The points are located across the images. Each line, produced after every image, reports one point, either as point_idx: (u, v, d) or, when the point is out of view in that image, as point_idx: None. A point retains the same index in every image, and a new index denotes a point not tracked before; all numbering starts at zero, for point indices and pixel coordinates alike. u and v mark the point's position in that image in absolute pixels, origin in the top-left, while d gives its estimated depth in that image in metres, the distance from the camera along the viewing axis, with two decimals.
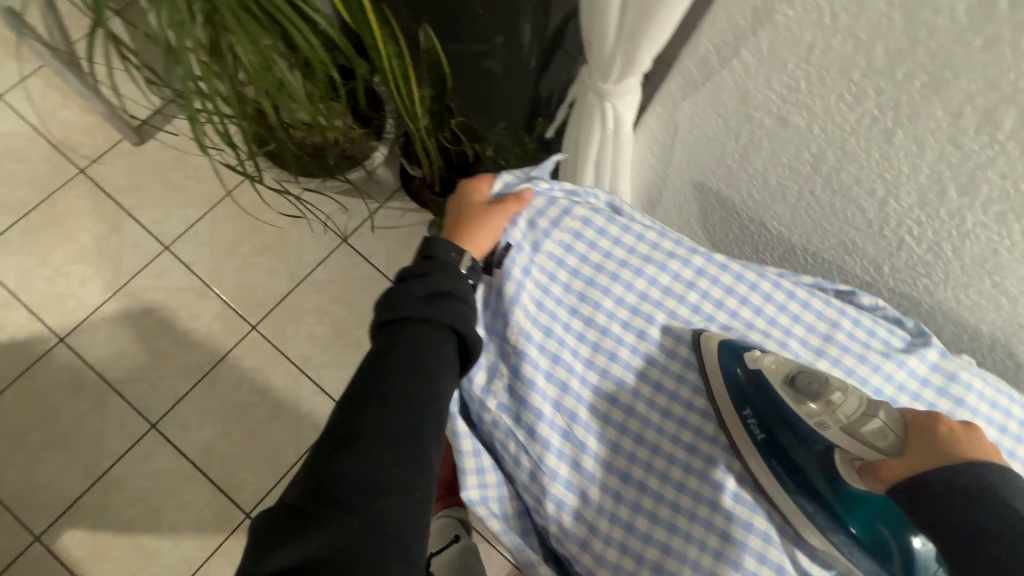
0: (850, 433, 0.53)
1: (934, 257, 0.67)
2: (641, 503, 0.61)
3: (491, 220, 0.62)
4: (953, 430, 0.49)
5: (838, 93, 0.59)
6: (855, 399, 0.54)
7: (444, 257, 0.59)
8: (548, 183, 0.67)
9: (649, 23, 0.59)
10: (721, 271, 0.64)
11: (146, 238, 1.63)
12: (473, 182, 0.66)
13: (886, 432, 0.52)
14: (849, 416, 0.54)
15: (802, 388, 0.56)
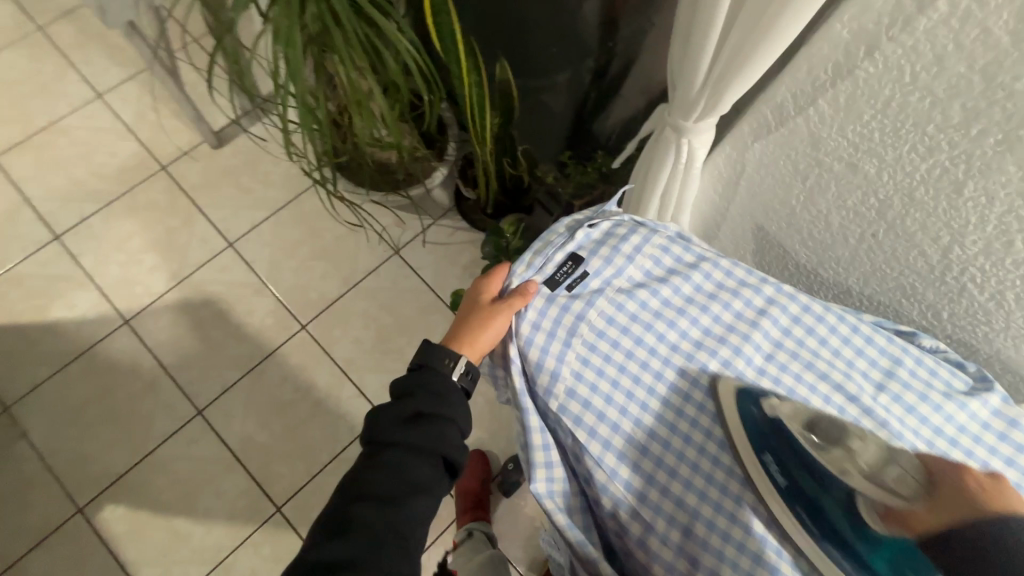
0: (873, 479, 0.53)
1: (996, 306, 0.70)
2: (705, 514, 0.59)
3: (487, 327, 0.63)
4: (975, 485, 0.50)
5: (911, 144, 0.64)
6: (875, 447, 0.57)
7: (437, 365, 0.62)
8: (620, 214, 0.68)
9: (740, 71, 0.65)
10: (789, 300, 0.66)
11: (213, 234, 1.74)
12: (486, 278, 0.67)
13: (909, 481, 0.52)
14: (871, 464, 0.55)
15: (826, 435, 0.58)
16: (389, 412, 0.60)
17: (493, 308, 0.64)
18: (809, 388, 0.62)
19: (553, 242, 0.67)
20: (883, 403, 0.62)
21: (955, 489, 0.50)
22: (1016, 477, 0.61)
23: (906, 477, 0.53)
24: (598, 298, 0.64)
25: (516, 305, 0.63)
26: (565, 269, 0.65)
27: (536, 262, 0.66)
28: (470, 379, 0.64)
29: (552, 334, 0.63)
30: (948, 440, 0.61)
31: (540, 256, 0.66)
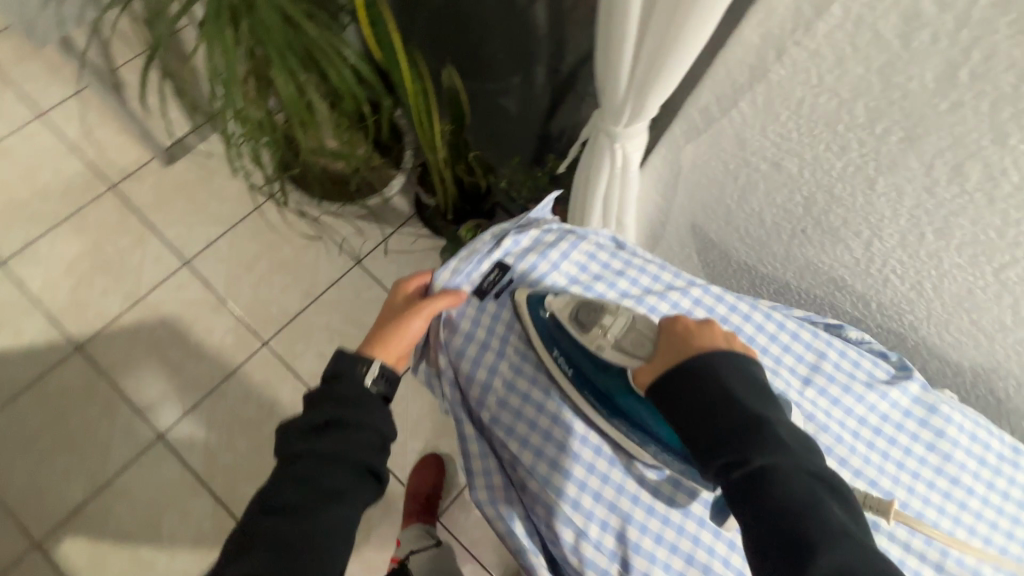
0: (618, 348, 0.54)
1: (917, 295, 0.73)
2: (637, 517, 0.59)
3: (403, 328, 0.64)
4: (690, 325, 0.51)
5: (826, 143, 0.66)
6: (624, 318, 0.55)
7: (351, 371, 0.61)
8: (546, 223, 0.68)
9: (659, 78, 0.66)
10: (716, 302, 0.67)
11: (167, 253, 1.70)
12: (412, 281, 0.67)
13: (645, 341, 0.53)
14: (616, 332, 0.55)
15: (584, 319, 0.57)
16: (296, 428, 0.59)
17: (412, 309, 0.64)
18: None
19: (479, 250, 0.66)
20: (809, 397, 0.64)
21: (669, 334, 0.51)
22: (935, 462, 0.63)
23: (640, 334, 0.54)
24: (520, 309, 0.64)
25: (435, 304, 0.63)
26: (492, 278, 0.65)
27: (463, 269, 0.65)
28: (387, 384, 0.63)
29: (483, 346, 0.64)
30: (872, 430, 0.64)
31: (465, 264, 0.65)
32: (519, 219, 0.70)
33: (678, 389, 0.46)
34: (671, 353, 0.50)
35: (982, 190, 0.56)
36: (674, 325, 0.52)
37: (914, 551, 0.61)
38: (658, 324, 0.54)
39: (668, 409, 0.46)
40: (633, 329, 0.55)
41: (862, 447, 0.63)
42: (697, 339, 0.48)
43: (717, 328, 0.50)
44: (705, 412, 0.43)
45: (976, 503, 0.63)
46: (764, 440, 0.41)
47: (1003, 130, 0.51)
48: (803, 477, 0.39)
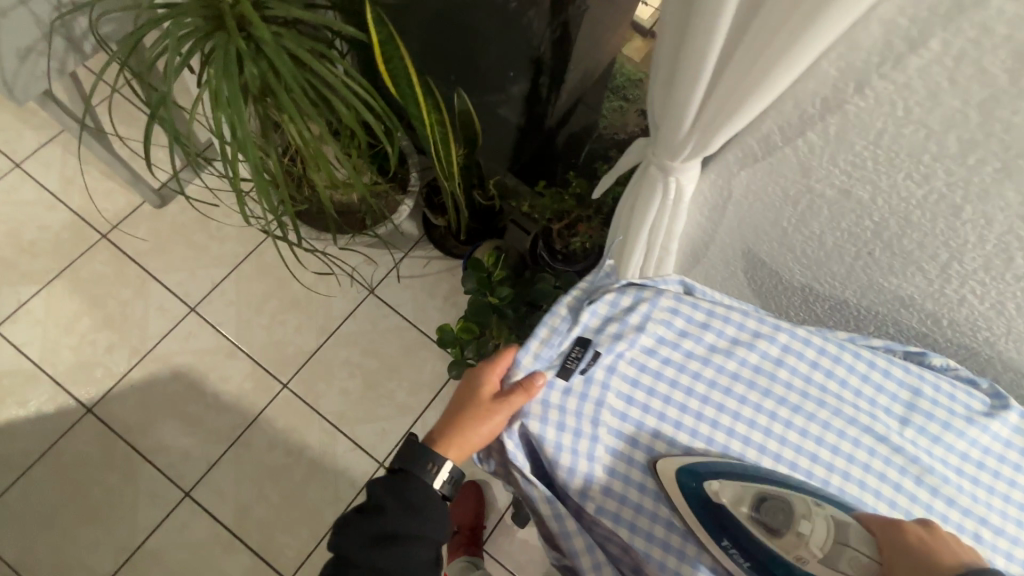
0: (825, 564, 0.53)
1: (997, 313, 0.71)
2: None
3: (478, 425, 0.59)
4: (921, 539, 0.52)
5: (906, 170, 0.63)
6: (824, 526, 0.54)
7: (416, 471, 0.59)
8: (618, 289, 0.64)
9: (730, 119, 0.63)
10: (804, 345, 0.64)
11: (171, 301, 1.62)
12: (486, 366, 0.62)
13: (862, 560, 0.52)
14: (823, 548, 0.53)
15: (768, 517, 0.55)
16: (353, 530, 0.58)
17: (490, 406, 0.59)
18: (836, 433, 0.62)
19: (558, 327, 0.62)
20: (909, 438, 0.63)
21: (904, 551, 0.51)
22: None
23: (854, 554, 0.53)
24: (604, 383, 0.61)
25: (518, 402, 0.59)
26: (575, 355, 0.61)
27: (546, 350, 0.61)
28: (451, 486, 0.60)
29: (573, 431, 0.60)
30: (975, 465, 0.63)
31: (548, 343, 0.61)
32: (587, 283, 0.66)
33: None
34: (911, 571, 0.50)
35: None
36: (901, 539, 0.53)
37: None
38: (870, 535, 0.54)
39: None
40: (841, 545, 0.53)
41: (967, 485, 0.62)
42: (943, 558, 0.50)
43: (944, 539, 0.52)
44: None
45: None
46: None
47: None
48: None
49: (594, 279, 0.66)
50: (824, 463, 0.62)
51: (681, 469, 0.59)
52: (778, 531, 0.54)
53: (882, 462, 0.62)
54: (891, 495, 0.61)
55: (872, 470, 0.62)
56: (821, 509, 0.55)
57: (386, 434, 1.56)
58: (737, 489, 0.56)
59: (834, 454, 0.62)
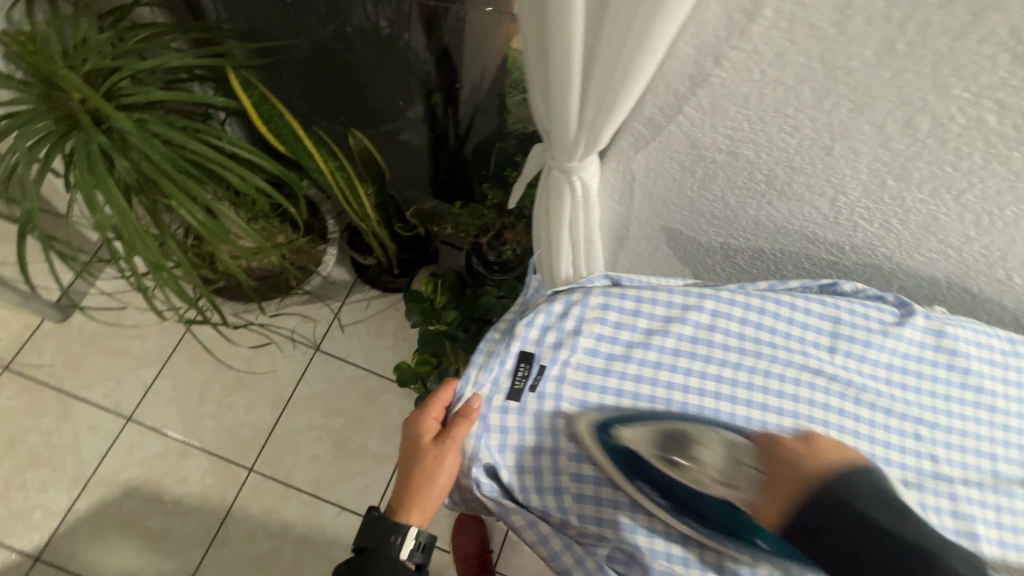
0: (726, 484, 0.60)
1: (886, 231, 0.78)
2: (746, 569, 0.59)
3: (429, 474, 0.58)
4: (790, 449, 0.60)
5: (778, 125, 0.68)
6: (718, 448, 0.61)
7: (380, 545, 0.57)
8: (549, 301, 0.65)
9: (611, 111, 0.64)
10: (730, 305, 0.68)
11: (103, 417, 1.50)
12: (420, 413, 0.60)
13: (750, 473, 0.60)
14: (717, 467, 0.61)
15: (675, 451, 0.61)
16: None
17: (434, 449, 0.58)
18: (779, 377, 0.66)
19: (496, 350, 0.62)
20: (840, 364, 0.68)
21: (777, 463, 0.59)
22: (959, 379, 0.69)
23: (743, 468, 0.60)
24: (555, 394, 0.62)
25: (460, 437, 0.58)
26: (521, 373, 0.61)
27: (486, 374, 0.61)
28: (422, 552, 0.58)
29: (536, 448, 0.61)
30: (901, 371, 0.69)
31: (487, 369, 0.61)
32: (520, 303, 0.68)
33: (824, 515, 0.53)
34: (784, 477, 0.57)
35: (935, 136, 0.61)
36: (781, 456, 0.59)
37: (970, 466, 0.66)
38: (756, 449, 0.61)
39: (810, 532, 0.53)
40: (734, 462, 0.61)
41: (898, 392, 0.68)
42: (812, 464, 0.57)
43: (816, 451, 0.59)
44: (850, 534, 0.51)
45: (1003, 402, 0.69)
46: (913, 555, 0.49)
47: (945, 83, 0.55)
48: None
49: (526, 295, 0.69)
50: (776, 410, 0.64)
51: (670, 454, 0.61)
52: (681, 462, 0.61)
53: (825, 393, 0.66)
54: (838, 421, 0.66)
55: (817, 403, 0.65)
56: (717, 434, 0.62)
57: (369, 488, 1.51)
58: (644, 430, 0.62)
59: (781, 398, 0.65)
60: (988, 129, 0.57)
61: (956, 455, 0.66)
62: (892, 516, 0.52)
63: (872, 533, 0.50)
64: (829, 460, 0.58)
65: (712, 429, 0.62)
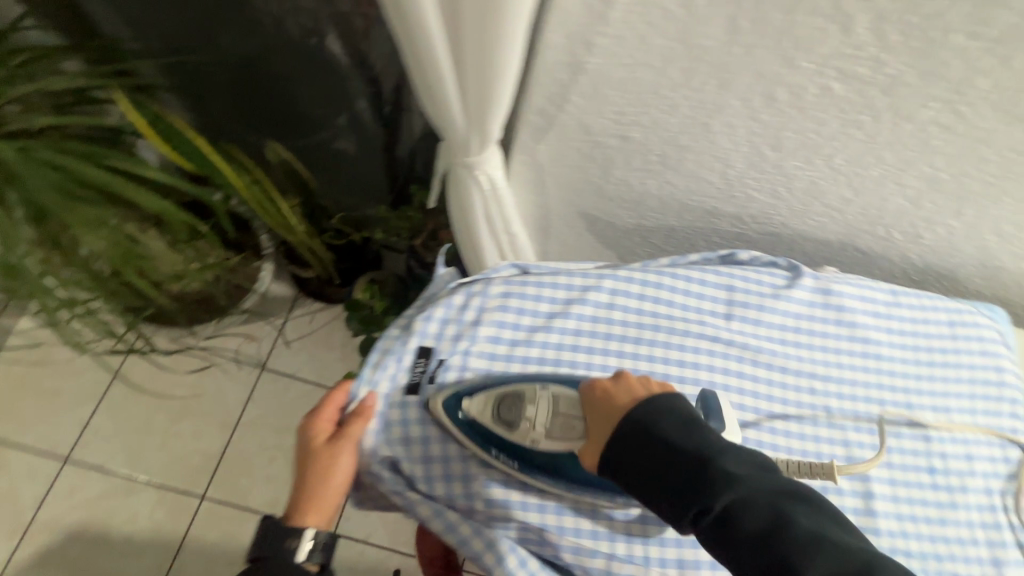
0: (555, 438, 0.56)
1: (777, 199, 0.82)
2: (653, 535, 0.61)
3: (322, 476, 0.58)
4: (604, 390, 0.54)
5: (656, 107, 0.70)
6: (545, 404, 0.57)
7: (275, 552, 0.56)
8: (449, 294, 0.66)
9: (489, 106, 0.66)
10: (628, 283, 0.71)
11: (38, 461, 1.44)
12: (313, 417, 0.61)
13: (573, 423, 0.56)
14: (543, 423, 0.57)
15: (506, 413, 0.58)
16: None
17: (325, 452, 0.59)
18: (678, 347, 0.69)
19: (392, 347, 0.64)
20: (736, 328, 0.72)
21: (594, 408, 0.54)
22: (846, 333, 0.74)
23: (567, 419, 0.56)
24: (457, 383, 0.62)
25: (354, 433, 0.59)
26: (420, 368, 0.63)
27: (381, 372, 0.62)
28: (322, 552, 0.57)
29: (440, 438, 0.61)
30: (793, 330, 0.73)
31: (382, 367, 0.62)
32: (421, 300, 0.69)
33: (627, 455, 0.48)
34: (600, 423, 0.53)
35: (794, 106, 0.64)
36: (593, 397, 0.54)
37: (862, 414, 0.71)
38: (579, 398, 0.56)
39: (621, 475, 0.49)
40: (560, 414, 0.57)
41: (792, 350, 0.72)
42: (621, 402, 0.52)
43: (630, 386, 0.54)
44: (655, 471, 0.47)
45: (887, 350, 0.75)
46: (715, 476, 0.45)
47: (790, 56, 0.58)
48: (763, 497, 0.43)
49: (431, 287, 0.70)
50: (676, 378, 0.68)
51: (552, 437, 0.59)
52: (515, 423, 0.58)
53: (722, 357, 0.70)
54: (736, 383, 0.69)
55: (714, 368, 0.69)
56: (545, 390, 0.58)
57: None
58: (484, 399, 0.59)
59: (679, 366, 0.68)
60: (838, 96, 0.61)
61: (847, 404, 0.71)
62: (690, 437, 0.47)
63: (672, 466, 0.46)
64: (641, 391, 0.53)
65: (544, 385, 0.58)
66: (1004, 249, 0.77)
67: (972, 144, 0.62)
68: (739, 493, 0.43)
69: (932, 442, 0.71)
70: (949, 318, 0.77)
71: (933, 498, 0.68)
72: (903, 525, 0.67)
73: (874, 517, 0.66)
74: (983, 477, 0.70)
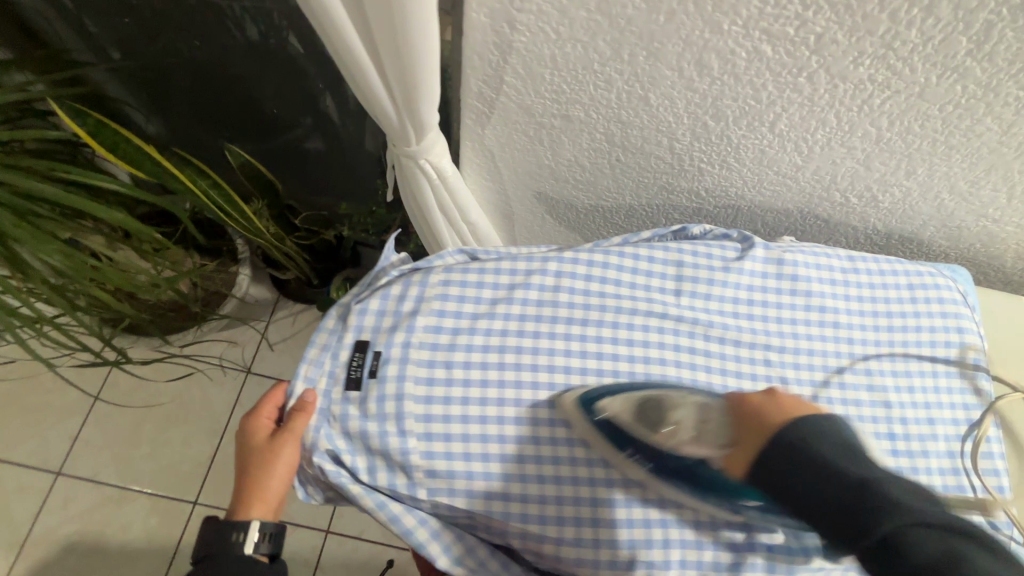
0: (698, 442, 0.58)
1: (729, 170, 0.80)
2: (603, 517, 0.61)
3: (264, 471, 0.61)
4: (756, 402, 0.56)
5: (592, 82, 0.68)
6: (689, 411, 0.60)
7: (221, 547, 0.57)
8: (390, 285, 0.66)
9: (416, 91, 0.65)
10: (574, 264, 0.70)
11: (30, 476, 1.46)
12: (252, 416, 0.64)
13: (717, 429, 0.57)
14: (688, 428, 0.59)
15: (646, 417, 0.61)
16: None
17: (266, 448, 0.61)
18: (627, 326, 0.68)
19: (330, 342, 0.64)
20: (686, 303, 0.71)
21: (742, 418, 0.55)
22: (802, 302, 0.73)
23: (710, 424, 0.58)
24: (397, 376, 0.61)
25: (297, 431, 0.60)
26: (356, 362, 0.62)
27: (316, 370, 0.63)
28: (268, 542, 0.59)
29: (380, 433, 0.60)
30: (747, 303, 0.72)
31: (318, 364, 0.63)
32: (359, 289, 0.68)
33: (780, 467, 0.49)
34: (749, 433, 0.53)
35: (728, 73, 0.62)
36: (743, 408, 0.56)
37: (819, 383, 0.70)
38: (724, 407, 0.58)
39: (777, 491, 0.49)
40: (703, 420, 0.59)
41: (745, 323, 0.71)
42: (777, 416, 0.53)
43: (783, 401, 0.55)
44: (818, 491, 0.46)
45: (845, 317, 0.73)
46: (880, 504, 0.43)
47: (714, 20, 0.56)
48: (929, 528, 0.41)
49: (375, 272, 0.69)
50: (626, 357, 0.67)
51: (583, 402, 0.62)
52: (657, 425, 0.60)
53: (673, 334, 0.69)
54: (688, 359, 0.69)
55: (667, 345, 0.68)
56: (688, 398, 0.61)
57: None
58: (623, 400, 0.62)
59: (628, 345, 0.68)
60: (768, 59, 0.59)
61: (804, 373, 0.70)
62: (854, 463, 0.46)
63: (829, 485, 0.45)
64: (796, 408, 0.53)
65: (684, 394, 0.62)
66: (963, 207, 0.75)
67: (912, 100, 0.60)
68: (906, 523, 0.41)
69: (893, 406, 0.70)
70: (908, 282, 0.75)
71: (895, 466, 0.68)
72: None
73: None
74: (945, 439, 0.70)
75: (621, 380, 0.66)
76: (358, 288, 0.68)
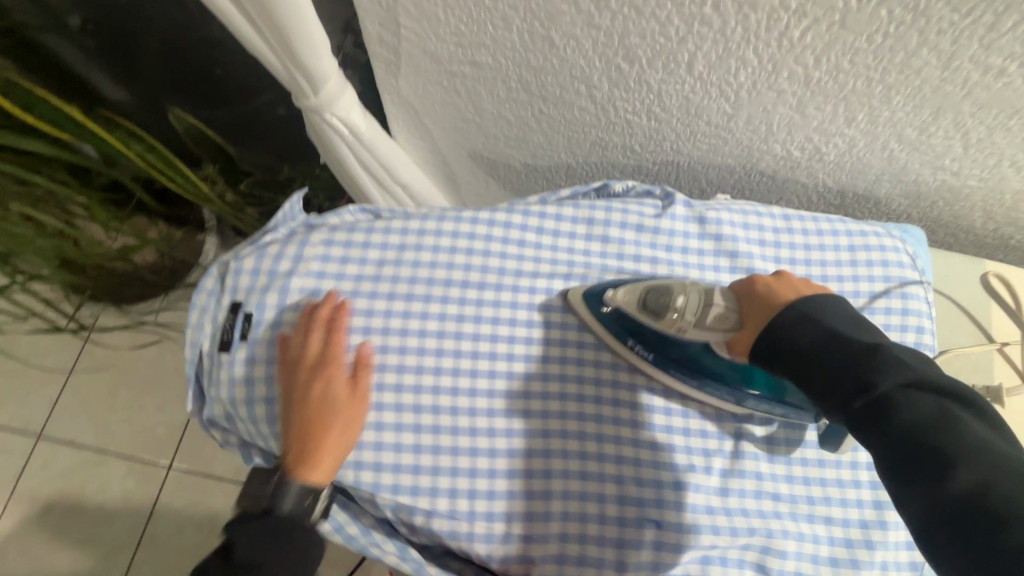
0: (701, 325, 0.55)
1: (659, 122, 0.73)
2: (482, 487, 0.60)
3: (319, 432, 0.57)
4: (769, 283, 0.54)
5: (491, 22, 0.62)
6: (695, 295, 0.56)
7: (294, 508, 0.58)
8: (273, 244, 0.63)
9: (289, 31, 0.61)
10: (474, 224, 0.65)
11: (13, 438, 1.51)
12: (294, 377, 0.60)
13: (727, 314, 0.54)
14: (695, 313, 0.55)
15: (652, 305, 0.57)
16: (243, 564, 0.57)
17: (318, 409, 0.58)
18: (528, 290, 0.64)
19: (209, 304, 0.62)
20: (596, 264, 0.66)
21: (751, 296, 0.54)
22: (726, 264, 0.67)
23: (718, 307, 0.55)
24: (270, 339, 0.61)
25: (365, 386, 0.60)
26: (228, 325, 0.61)
27: (199, 333, 0.62)
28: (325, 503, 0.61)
29: (247, 397, 0.61)
30: (666, 265, 0.66)
31: (200, 327, 0.62)
32: (243, 244, 0.64)
33: (782, 336, 0.48)
34: (757, 309, 0.53)
35: (629, 5, 0.55)
36: (752, 289, 0.54)
37: None
38: (732, 292, 0.56)
39: (779, 360, 0.48)
40: (710, 305, 0.55)
41: None
42: (786, 295, 0.51)
43: (793, 282, 0.54)
44: (821, 355, 0.45)
45: None
46: (884, 364, 0.42)
47: None
48: (930, 388, 0.40)
49: (268, 228, 0.65)
50: (524, 322, 0.64)
51: (588, 296, 0.63)
52: (660, 312, 0.57)
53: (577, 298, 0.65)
54: None
55: (571, 309, 0.64)
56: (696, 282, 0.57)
57: None
58: (629, 291, 0.60)
59: (525, 310, 0.64)
60: None
61: None
62: (864, 332, 0.46)
63: (832, 347, 0.45)
64: (807, 287, 0.52)
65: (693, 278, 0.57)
66: (915, 160, 0.67)
67: (835, 32, 0.52)
68: (910, 387, 0.40)
69: None
70: (850, 242, 0.68)
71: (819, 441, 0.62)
72: (774, 468, 0.61)
73: (739, 458, 0.61)
74: None
75: (516, 346, 0.63)
76: (240, 247, 0.63)
